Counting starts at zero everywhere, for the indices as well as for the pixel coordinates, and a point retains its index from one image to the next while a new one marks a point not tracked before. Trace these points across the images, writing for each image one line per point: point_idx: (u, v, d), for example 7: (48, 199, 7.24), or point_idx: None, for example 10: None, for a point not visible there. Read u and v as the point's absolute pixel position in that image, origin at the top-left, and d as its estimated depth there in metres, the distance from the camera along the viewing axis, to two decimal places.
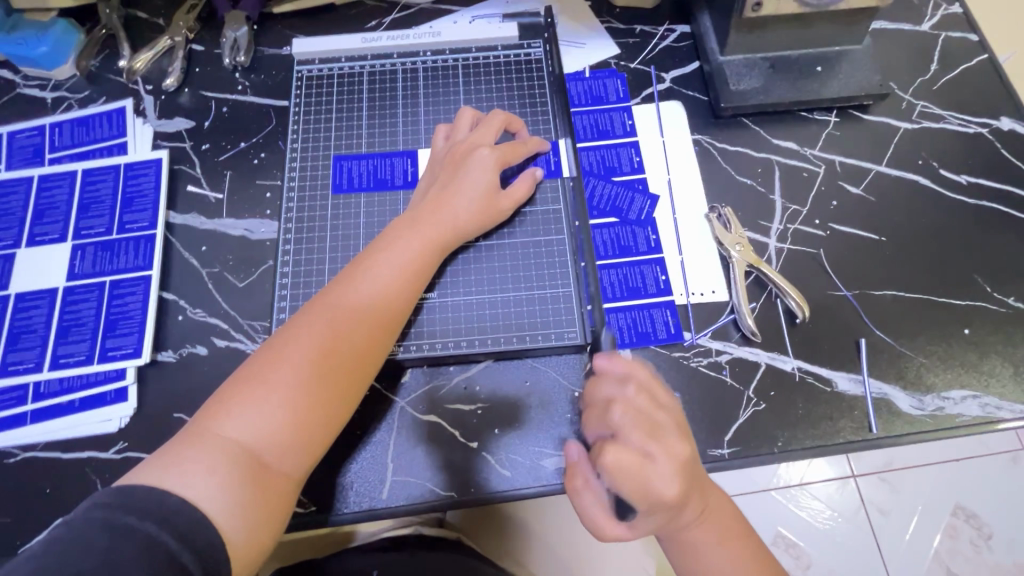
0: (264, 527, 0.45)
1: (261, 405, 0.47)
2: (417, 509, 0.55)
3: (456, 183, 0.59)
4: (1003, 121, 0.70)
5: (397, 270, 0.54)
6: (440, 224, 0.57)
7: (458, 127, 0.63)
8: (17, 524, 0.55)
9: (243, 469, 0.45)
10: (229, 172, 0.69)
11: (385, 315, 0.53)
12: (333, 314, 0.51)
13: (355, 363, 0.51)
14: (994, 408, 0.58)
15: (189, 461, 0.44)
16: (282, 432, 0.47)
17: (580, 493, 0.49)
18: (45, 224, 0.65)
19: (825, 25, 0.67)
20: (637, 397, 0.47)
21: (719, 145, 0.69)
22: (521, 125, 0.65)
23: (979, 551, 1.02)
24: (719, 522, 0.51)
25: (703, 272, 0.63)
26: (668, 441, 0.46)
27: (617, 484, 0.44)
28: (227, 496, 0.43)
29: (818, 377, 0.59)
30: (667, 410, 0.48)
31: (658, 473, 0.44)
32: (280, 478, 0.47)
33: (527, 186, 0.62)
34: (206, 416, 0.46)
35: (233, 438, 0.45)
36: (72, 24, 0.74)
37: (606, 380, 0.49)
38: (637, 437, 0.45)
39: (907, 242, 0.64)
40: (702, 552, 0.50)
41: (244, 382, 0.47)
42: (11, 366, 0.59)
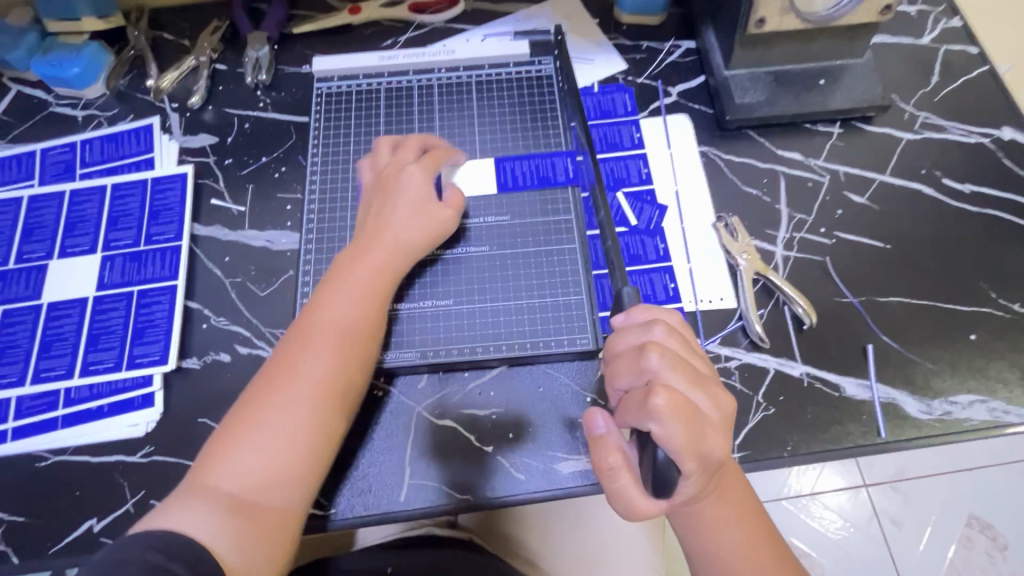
0: (270, 551, 0.47)
1: (239, 448, 0.49)
2: (434, 512, 0.56)
3: (390, 207, 0.60)
4: (1004, 130, 0.71)
5: (351, 296, 0.55)
6: (384, 245, 0.58)
7: (379, 155, 0.64)
8: (48, 525, 0.57)
9: (233, 508, 0.47)
10: (251, 185, 0.72)
11: (344, 336, 0.54)
12: (288, 351, 0.53)
13: (325, 385, 0.52)
14: (1002, 412, 0.58)
15: (179, 504, 0.46)
16: (264, 465, 0.48)
17: (618, 472, 0.46)
18: (76, 236, 0.68)
19: (827, 39, 0.69)
20: (668, 340, 0.48)
21: (726, 156, 0.71)
22: (434, 137, 0.67)
23: (994, 561, 1.02)
24: (731, 500, 0.51)
25: (712, 280, 0.64)
26: (710, 389, 0.46)
27: (670, 431, 0.42)
28: (225, 533, 0.45)
29: (825, 382, 0.60)
30: (700, 360, 0.48)
31: (707, 423, 0.44)
32: (279, 504, 0.48)
33: (457, 189, 0.63)
34: (192, 470, 0.49)
35: (215, 477, 0.48)
36: (103, 46, 0.77)
37: (630, 332, 0.49)
38: (682, 382, 0.45)
39: (914, 249, 0.66)
40: (706, 521, 0.50)
41: (223, 433, 0.50)
42: (43, 373, 0.61)
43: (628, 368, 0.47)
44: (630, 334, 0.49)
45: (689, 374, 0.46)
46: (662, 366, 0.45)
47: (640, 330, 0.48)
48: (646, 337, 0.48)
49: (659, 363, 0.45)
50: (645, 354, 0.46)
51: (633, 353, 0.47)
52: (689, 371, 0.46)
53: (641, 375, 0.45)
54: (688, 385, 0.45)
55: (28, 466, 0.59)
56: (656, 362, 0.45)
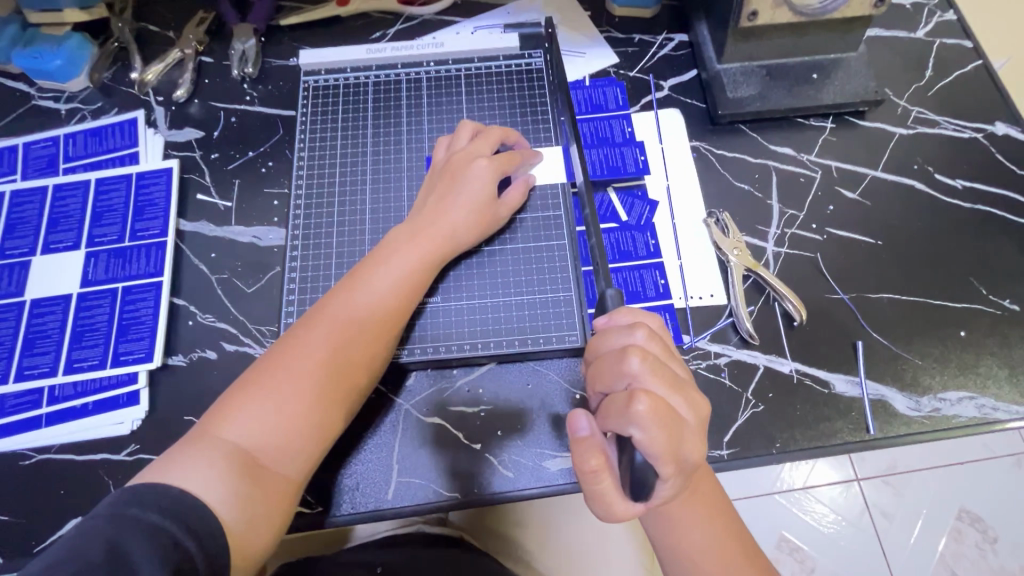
0: (263, 525, 0.46)
1: (262, 410, 0.48)
2: (421, 510, 0.56)
3: (452, 193, 0.59)
4: (997, 126, 0.71)
5: (395, 281, 0.55)
6: (438, 235, 0.58)
7: (457, 138, 0.64)
8: (32, 525, 0.56)
9: (241, 470, 0.46)
10: (238, 180, 0.71)
11: (382, 324, 0.54)
12: (331, 325, 0.52)
13: (353, 370, 0.52)
14: (991, 409, 0.58)
15: (191, 459, 0.45)
16: (280, 436, 0.48)
17: (597, 474, 0.44)
18: (60, 232, 0.67)
19: (820, 33, 0.68)
20: (649, 344, 0.47)
21: (717, 151, 0.70)
22: (519, 137, 0.66)
23: (985, 554, 1.03)
24: (702, 501, 0.51)
25: (702, 277, 0.64)
26: (689, 394, 0.46)
27: (650, 436, 0.42)
28: (227, 493, 0.45)
29: (815, 379, 0.59)
30: (678, 365, 0.48)
31: (685, 429, 0.44)
32: (280, 479, 0.48)
33: (521, 193, 0.63)
34: (210, 418, 0.48)
35: (234, 440, 0.47)
36: (86, 38, 0.76)
37: (615, 333, 0.49)
38: (661, 387, 0.45)
39: (905, 245, 0.65)
40: (677, 521, 0.50)
41: (248, 385, 0.49)
42: (26, 371, 0.60)
43: (608, 372, 0.47)
44: (613, 336, 0.48)
45: (668, 380, 0.45)
46: (643, 370, 0.45)
47: (622, 333, 0.48)
48: (628, 340, 0.47)
49: (638, 367, 0.45)
50: (627, 357, 0.45)
51: (614, 356, 0.47)
52: (669, 376, 0.45)
53: (622, 378, 0.45)
54: (668, 390, 0.45)
55: (12, 465, 0.58)
56: (638, 366, 0.45)
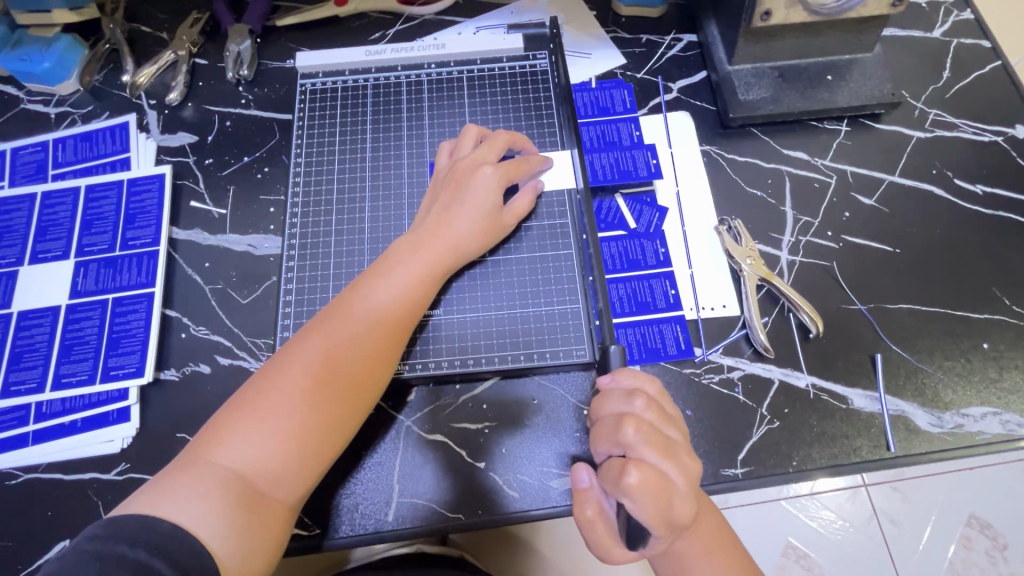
0: (259, 557, 0.44)
1: (257, 434, 0.46)
2: (422, 531, 0.53)
3: (457, 203, 0.57)
4: (1018, 129, 0.69)
5: (397, 295, 0.53)
6: (442, 246, 0.56)
7: (461, 144, 0.62)
8: (18, 548, 0.54)
9: (235, 498, 0.44)
10: (233, 187, 0.68)
11: (383, 340, 0.51)
12: (330, 341, 0.50)
13: (353, 390, 0.50)
14: (1016, 426, 0.56)
15: (183, 487, 0.43)
16: (276, 461, 0.46)
17: (592, 524, 0.45)
18: (48, 241, 0.65)
19: (835, 33, 0.66)
20: (647, 411, 0.46)
21: (728, 155, 0.68)
22: (527, 142, 0.63)
23: (995, 562, 1.00)
24: (710, 535, 0.49)
25: (714, 287, 0.61)
26: (683, 460, 0.44)
27: (641, 507, 0.41)
28: (220, 525, 0.42)
29: (832, 395, 0.57)
30: (676, 428, 0.46)
31: (677, 496, 0.42)
32: (276, 506, 0.46)
33: (529, 200, 0.60)
34: (202, 441, 0.46)
35: (228, 465, 0.45)
36: (76, 39, 0.74)
37: (613, 396, 0.47)
38: (655, 456, 0.43)
39: (923, 254, 0.63)
40: (687, 559, 0.48)
41: (242, 406, 0.47)
42: (13, 386, 0.58)
43: (605, 437, 0.45)
44: (611, 399, 0.47)
45: (662, 447, 0.43)
46: (637, 441, 0.43)
47: (620, 400, 0.47)
48: (625, 408, 0.46)
49: (632, 437, 0.43)
50: (622, 426, 0.44)
51: (610, 423, 0.45)
52: (662, 442, 0.44)
53: (617, 446, 0.44)
54: (662, 459, 0.43)
55: None
56: (632, 436, 0.43)
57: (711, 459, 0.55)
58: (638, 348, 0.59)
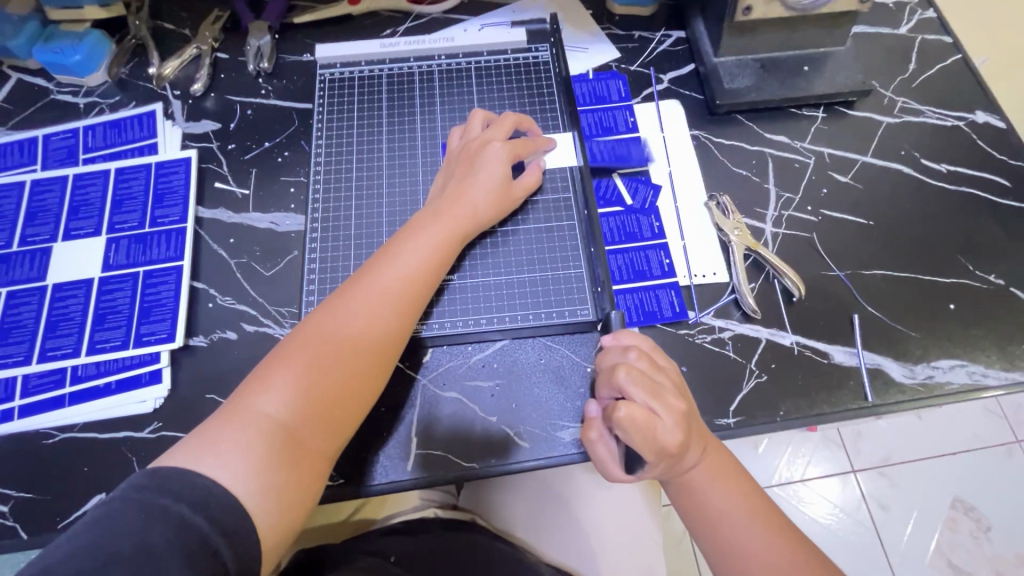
0: (298, 502, 0.48)
1: (292, 387, 0.50)
2: (441, 479, 0.57)
3: (471, 178, 0.62)
4: (978, 114, 0.75)
5: (418, 260, 0.57)
6: (458, 216, 0.60)
7: (471, 126, 0.67)
8: (55, 501, 0.57)
9: (276, 446, 0.48)
10: (255, 170, 0.73)
11: (407, 301, 0.56)
12: (358, 301, 0.54)
13: (380, 347, 0.54)
14: (981, 376, 0.61)
15: (228, 434, 0.47)
16: (312, 410, 0.50)
17: (594, 444, 0.54)
18: (80, 219, 0.68)
19: (810, 28, 0.72)
20: (638, 361, 0.53)
21: (716, 140, 0.74)
22: (531, 123, 0.69)
23: (980, 542, 1.09)
24: (718, 468, 0.54)
25: (705, 256, 0.67)
26: (669, 399, 0.51)
27: (629, 435, 0.49)
28: (263, 468, 0.46)
29: (815, 350, 0.62)
30: (668, 374, 0.53)
31: (662, 425, 0.49)
32: (313, 454, 0.50)
33: (536, 177, 0.66)
34: (243, 393, 0.50)
35: (268, 414, 0.49)
36: (105, 34, 0.78)
37: (611, 351, 0.55)
38: (642, 395, 0.50)
39: (895, 225, 0.69)
40: (697, 489, 0.53)
41: (280, 362, 0.51)
42: (49, 352, 0.62)
43: (605, 382, 0.54)
44: (609, 354, 0.55)
45: (649, 388, 0.51)
46: (626, 383, 0.51)
47: (617, 353, 0.54)
48: (620, 359, 0.54)
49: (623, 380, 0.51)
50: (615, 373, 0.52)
51: (607, 372, 0.54)
52: (651, 386, 0.51)
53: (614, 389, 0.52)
54: (650, 399, 0.50)
55: (35, 444, 0.59)
56: (623, 380, 0.51)
57: (705, 409, 0.60)
58: (636, 312, 0.64)
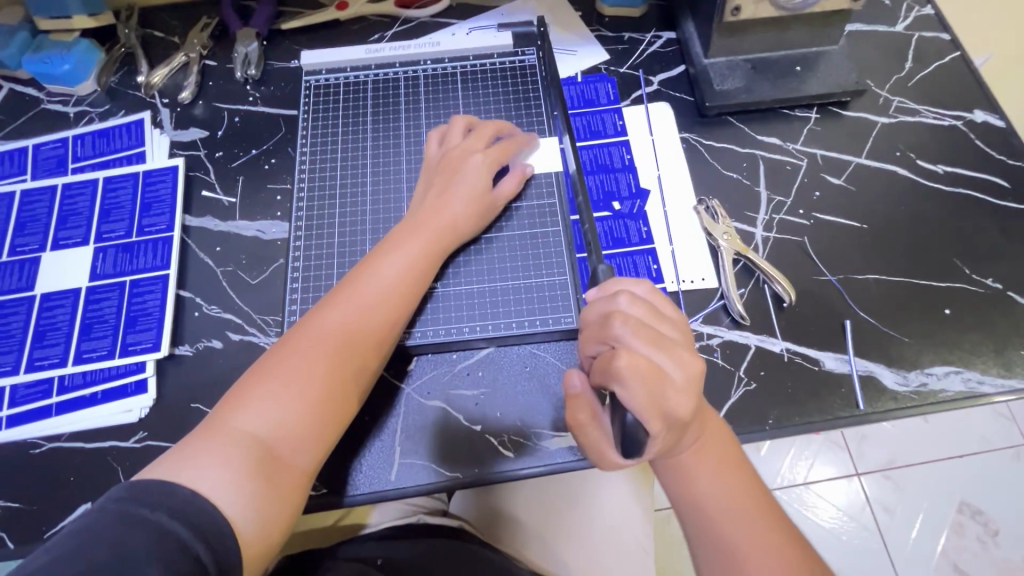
0: (279, 516, 0.48)
1: (271, 401, 0.49)
2: (425, 490, 0.57)
3: (451, 187, 0.62)
4: (976, 113, 0.73)
5: (398, 274, 0.57)
6: (439, 227, 0.60)
7: (450, 133, 0.66)
8: (42, 511, 0.57)
9: (255, 463, 0.47)
10: (242, 177, 0.73)
11: (387, 313, 0.56)
12: (338, 316, 0.54)
13: (361, 358, 0.54)
14: (977, 383, 0.60)
15: (206, 453, 0.46)
16: (291, 426, 0.49)
17: (585, 426, 0.49)
18: (69, 229, 0.69)
19: (801, 27, 0.71)
20: (634, 308, 0.48)
21: (706, 142, 0.73)
22: (512, 128, 0.69)
23: (987, 547, 1.07)
24: (716, 452, 0.51)
25: (694, 261, 0.66)
26: (677, 353, 0.46)
27: (632, 392, 0.44)
28: (241, 485, 0.46)
29: (805, 357, 0.61)
30: (671, 326, 0.48)
31: (670, 384, 0.44)
32: (293, 470, 0.49)
33: (517, 182, 0.65)
34: (222, 411, 0.49)
35: (247, 432, 0.48)
36: (94, 44, 0.79)
37: (601, 301, 0.50)
38: (644, 345, 0.45)
39: (889, 228, 0.67)
40: (691, 472, 0.50)
41: (258, 378, 0.51)
42: (37, 362, 0.62)
43: (595, 336, 0.48)
44: (597, 304, 0.50)
45: (652, 338, 0.46)
46: (624, 332, 0.46)
47: (609, 300, 0.49)
48: (613, 307, 0.48)
49: (621, 330, 0.46)
50: (611, 322, 0.47)
51: (599, 321, 0.48)
52: (653, 335, 0.46)
53: (606, 341, 0.47)
54: (651, 349, 0.45)
55: (22, 454, 0.59)
56: (620, 329, 0.46)
57: None
58: None
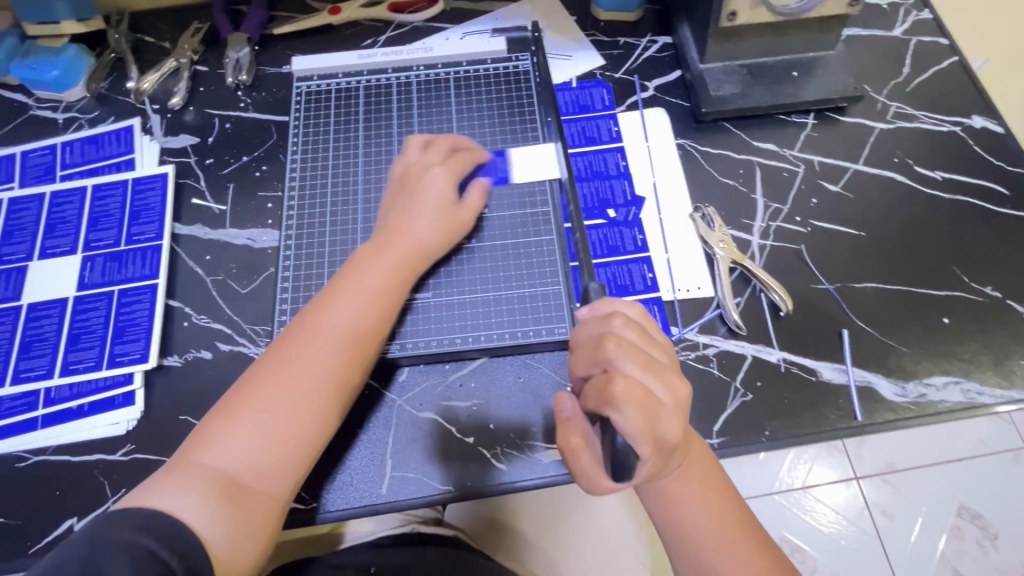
0: (250, 544, 0.47)
1: (235, 429, 0.49)
2: (417, 503, 0.56)
3: (414, 204, 0.60)
4: (975, 119, 0.73)
5: (364, 294, 0.55)
6: (406, 244, 0.59)
7: (405, 151, 0.64)
8: (28, 526, 0.56)
9: (224, 495, 0.46)
10: (233, 184, 0.72)
11: (353, 331, 0.54)
12: (302, 342, 0.52)
13: (325, 381, 0.52)
14: (976, 393, 0.59)
15: (173, 489, 0.46)
16: (259, 455, 0.48)
17: (577, 451, 0.48)
18: (57, 237, 0.68)
19: (798, 32, 0.70)
20: (626, 330, 0.47)
21: (702, 148, 0.72)
22: (469, 141, 0.67)
23: (986, 551, 1.06)
24: (699, 476, 0.51)
25: (689, 270, 0.65)
26: (667, 377, 0.46)
27: (628, 418, 0.42)
28: (211, 518, 0.45)
29: (802, 367, 0.60)
30: (660, 350, 0.48)
31: (662, 409, 0.44)
32: (266, 497, 0.48)
33: (481, 193, 0.64)
34: (187, 447, 0.48)
35: (214, 465, 0.47)
36: (83, 49, 0.78)
37: (593, 321, 0.49)
38: (637, 369, 0.45)
39: (887, 235, 0.67)
40: (674, 497, 0.50)
41: (223, 412, 0.50)
42: (22, 374, 0.61)
43: (587, 358, 0.47)
44: (590, 324, 0.49)
45: (644, 363, 0.45)
46: (618, 355, 0.45)
47: (602, 321, 0.48)
48: (606, 328, 0.48)
49: (614, 353, 0.45)
50: (604, 344, 0.46)
51: (592, 342, 0.47)
52: (645, 359, 0.46)
53: (598, 363, 0.46)
54: (644, 373, 0.45)
55: (8, 468, 0.58)
56: (614, 352, 0.45)
57: None
58: None
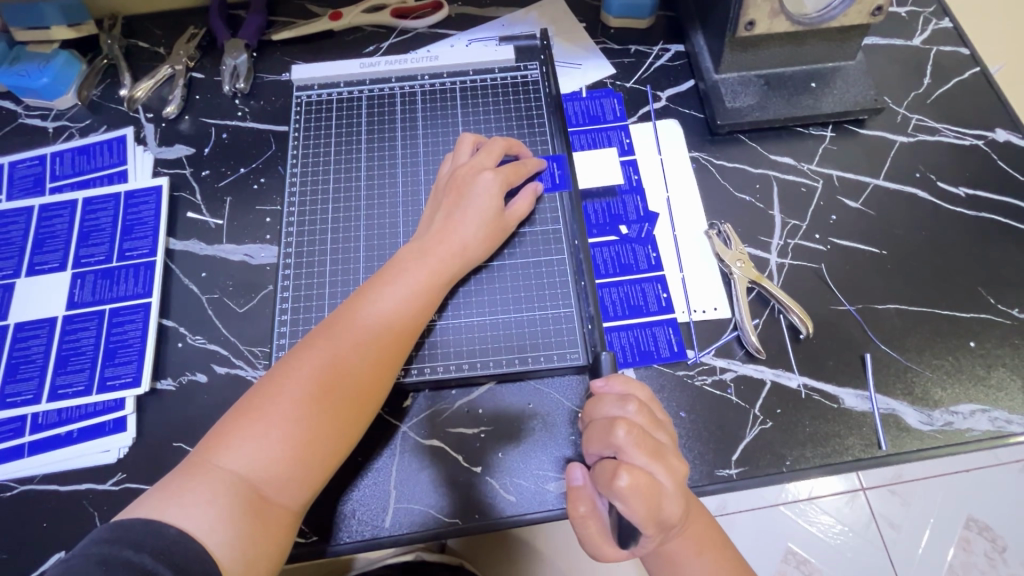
0: (261, 563, 0.44)
1: (264, 438, 0.46)
2: (421, 537, 0.53)
3: (460, 210, 0.59)
4: (998, 132, 0.70)
5: (405, 300, 0.54)
6: (449, 251, 0.57)
7: (459, 152, 0.63)
8: (12, 559, 0.54)
9: (242, 503, 0.44)
10: (229, 198, 0.69)
11: (385, 347, 0.52)
12: (338, 345, 0.50)
13: (356, 398, 0.50)
14: (1005, 422, 0.57)
15: (191, 491, 0.43)
16: (282, 464, 0.46)
17: (584, 519, 0.48)
18: (45, 253, 0.65)
19: (818, 42, 0.67)
20: (636, 415, 0.48)
21: (717, 162, 0.69)
22: (523, 147, 0.65)
23: (994, 564, 1.01)
24: (699, 534, 0.51)
25: (705, 290, 0.62)
26: (670, 461, 0.46)
27: (632, 508, 0.43)
28: (225, 529, 0.43)
29: (823, 394, 0.58)
30: (664, 432, 0.49)
31: (665, 496, 0.45)
32: (280, 511, 0.46)
33: (529, 202, 0.62)
34: (208, 445, 0.46)
35: (235, 469, 0.45)
36: (74, 55, 0.75)
37: (606, 401, 0.50)
38: (643, 458, 0.45)
39: (910, 254, 0.64)
40: (678, 559, 0.50)
41: (249, 411, 0.47)
42: (9, 398, 0.58)
43: (597, 440, 0.48)
44: (603, 404, 0.49)
45: (651, 449, 0.46)
46: (628, 443, 0.45)
47: (614, 404, 0.49)
48: (619, 412, 0.48)
49: (624, 440, 0.46)
50: (614, 429, 0.46)
51: (602, 425, 0.48)
52: (652, 446, 0.46)
53: (609, 448, 0.46)
54: (650, 461, 0.45)
55: None
56: (623, 439, 0.45)
57: (705, 460, 0.56)
58: (631, 351, 0.59)
